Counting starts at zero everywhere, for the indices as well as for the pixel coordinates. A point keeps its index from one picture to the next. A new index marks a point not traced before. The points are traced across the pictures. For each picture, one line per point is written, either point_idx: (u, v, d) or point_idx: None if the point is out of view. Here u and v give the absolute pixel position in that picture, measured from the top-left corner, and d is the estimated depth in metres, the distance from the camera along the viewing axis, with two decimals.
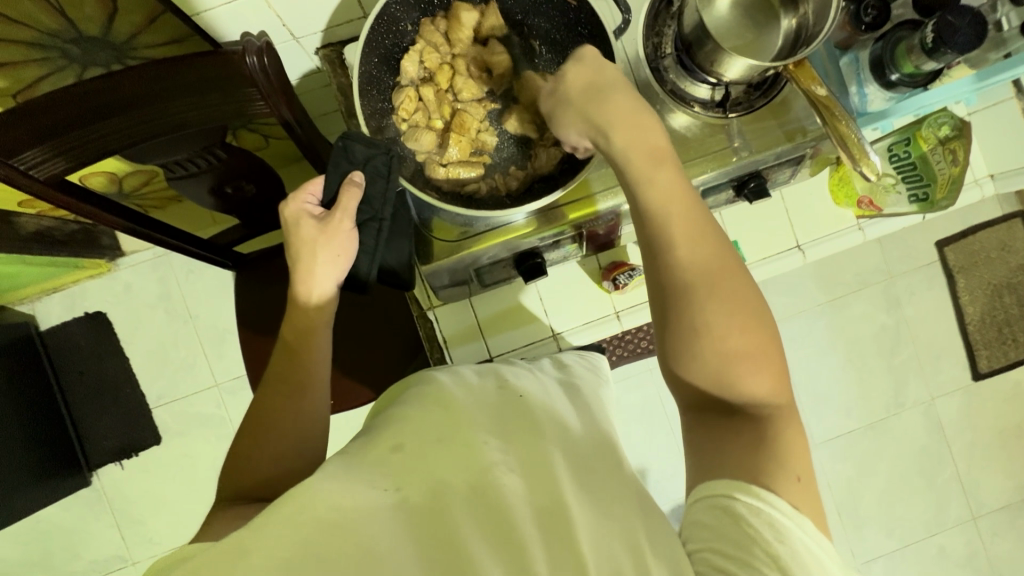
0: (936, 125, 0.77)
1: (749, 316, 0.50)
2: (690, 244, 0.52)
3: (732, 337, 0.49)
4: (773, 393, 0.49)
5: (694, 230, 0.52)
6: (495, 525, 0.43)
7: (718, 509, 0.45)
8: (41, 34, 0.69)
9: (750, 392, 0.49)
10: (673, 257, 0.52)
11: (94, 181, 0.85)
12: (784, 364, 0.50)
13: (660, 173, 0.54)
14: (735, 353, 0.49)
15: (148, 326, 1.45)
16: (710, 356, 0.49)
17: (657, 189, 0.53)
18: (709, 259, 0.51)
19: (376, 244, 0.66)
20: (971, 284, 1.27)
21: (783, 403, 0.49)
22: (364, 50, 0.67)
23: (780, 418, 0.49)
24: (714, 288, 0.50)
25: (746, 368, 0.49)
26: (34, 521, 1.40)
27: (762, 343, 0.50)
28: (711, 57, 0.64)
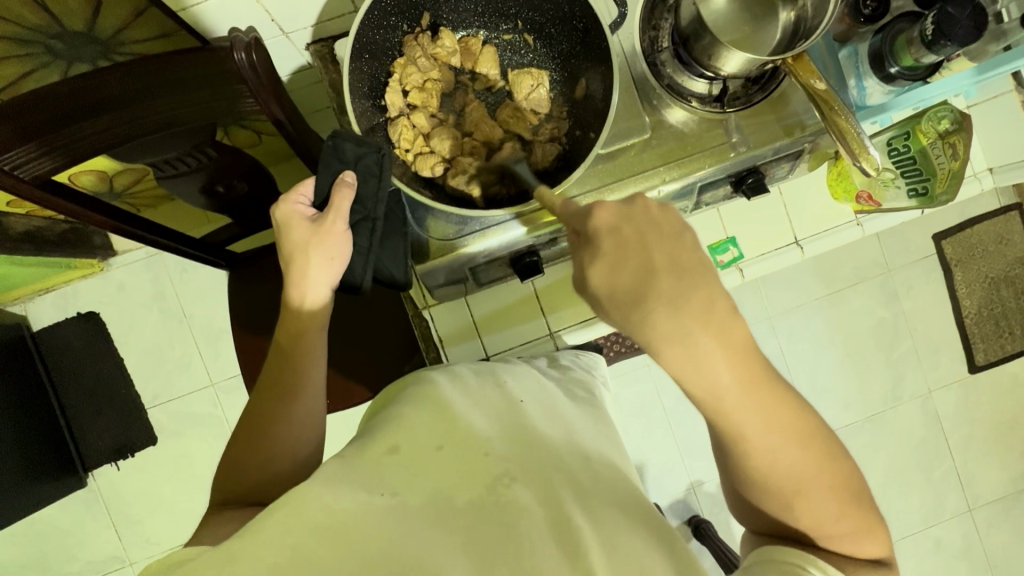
0: (935, 120, 0.74)
1: (812, 469, 0.46)
2: (749, 406, 0.44)
3: (801, 489, 0.46)
4: (846, 524, 0.47)
5: (754, 392, 0.44)
6: (501, 536, 0.42)
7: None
8: (24, 30, 0.69)
9: (829, 527, 0.46)
10: (737, 432, 0.45)
11: (83, 181, 0.84)
12: (855, 491, 0.47)
13: (703, 341, 0.43)
14: (803, 503, 0.46)
15: (142, 325, 1.43)
16: (777, 503, 0.47)
17: (705, 374, 0.43)
18: (770, 432, 0.45)
19: (369, 245, 0.64)
20: (968, 277, 1.27)
21: (857, 527, 0.47)
22: (354, 58, 0.65)
23: (854, 540, 0.47)
24: (777, 457, 0.45)
25: (811, 505, 0.46)
26: (30, 523, 1.40)
27: (828, 481, 0.46)
28: (708, 51, 0.63)
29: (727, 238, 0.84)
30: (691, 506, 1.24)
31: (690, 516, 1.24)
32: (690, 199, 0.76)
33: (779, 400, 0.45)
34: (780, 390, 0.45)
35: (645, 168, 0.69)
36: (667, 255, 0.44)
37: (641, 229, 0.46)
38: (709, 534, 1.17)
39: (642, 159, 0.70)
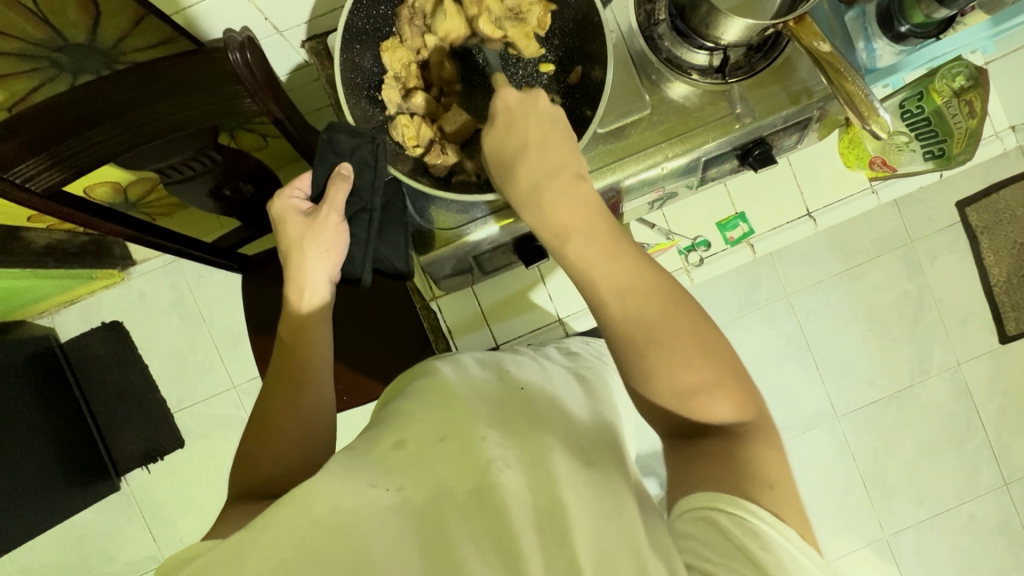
0: (950, 77, 0.70)
1: (658, 317, 0.49)
2: (595, 257, 0.53)
3: (652, 336, 0.49)
4: (702, 373, 0.48)
5: (592, 238, 0.54)
6: (494, 523, 0.41)
7: (703, 520, 0.42)
8: (29, 44, 0.70)
9: (681, 376, 0.48)
10: (583, 272, 0.53)
11: (99, 192, 0.90)
12: (709, 344, 0.49)
13: (552, 207, 0.56)
14: (662, 347, 0.49)
15: (164, 332, 1.47)
16: (632, 352, 0.50)
17: (549, 211, 0.56)
18: (611, 272, 0.52)
19: (366, 236, 0.65)
20: (995, 244, 1.22)
21: (713, 380, 0.48)
22: (342, 52, 0.65)
23: (713, 394, 0.48)
24: (622, 297, 0.51)
25: (647, 330, 0.49)
26: (70, 527, 1.45)
27: (679, 327, 0.49)
28: (706, 20, 0.62)
29: (736, 214, 0.82)
30: None
31: None
32: (695, 175, 0.74)
33: (606, 232, 0.54)
34: (620, 237, 0.54)
35: (648, 145, 0.68)
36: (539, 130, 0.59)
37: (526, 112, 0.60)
38: None
39: (646, 137, 0.68)
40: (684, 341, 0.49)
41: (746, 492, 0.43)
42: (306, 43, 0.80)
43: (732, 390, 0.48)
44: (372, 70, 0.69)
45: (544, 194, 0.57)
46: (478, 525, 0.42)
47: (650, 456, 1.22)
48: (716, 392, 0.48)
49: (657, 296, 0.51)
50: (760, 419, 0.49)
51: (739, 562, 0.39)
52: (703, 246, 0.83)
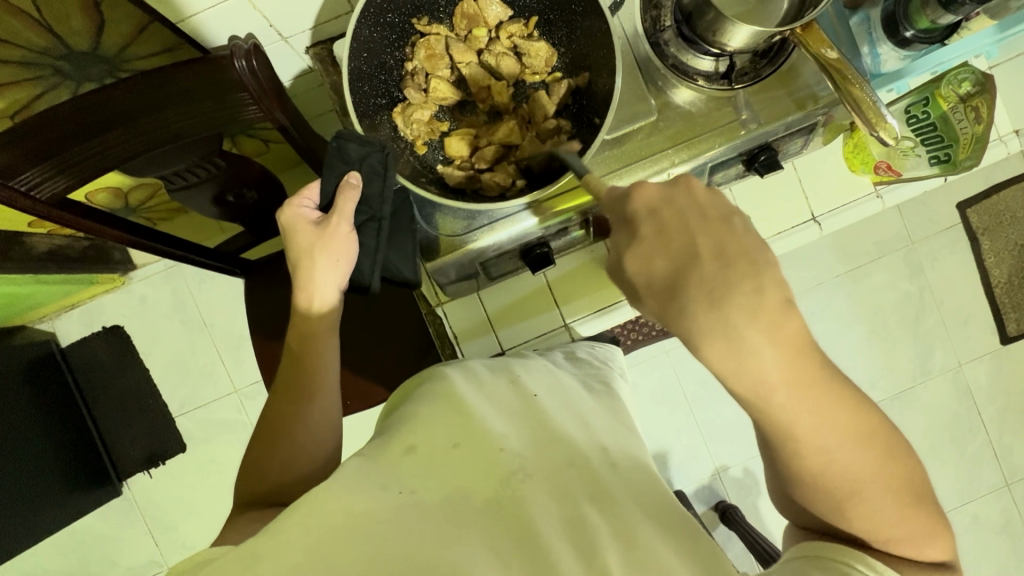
0: (955, 83, 0.71)
1: (871, 472, 0.45)
2: (800, 403, 0.43)
3: (858, 487, 0.45)
4: (912, 527, 0.45)
5: (809, 390, 0.43)
6: (514, 535, 0.41)
7: (834, 572, 0.42)
8: (30, 52, 0.69)
9: (887, 529, 0.45)
10: (789, 425, 0.44)
11: (100, 198, 0.87)
12: (917, 493, 0.46)
13: (752, 336, 0.41)
14: (865, 497, 0.45)
15: (165, 337, 1.46)
16: (832, 501, 0.45)
17: (750, 362, 0.42)
18: (838, 433, 0.44)
19: (376, 244, 0.65)
20: (996, 246, 1.22)
21: (926, 530, 0.45)
22: (352, 59, 0.65)
23: (915, 546, 0.45)
24: (833, 456, 0.44)
25: (822, 451, 0.44)
26: (72, 533, 1.44)
27: (890, 479, 0.45)
28: (712, 27, 0.61)
29: None
30: (718, 492, 1.23)
31: (716, 502, 1.22)
32: (700, 180, 0.74)
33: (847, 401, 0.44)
34: (830, 380, 0.44)
35: (654, 151, 0.68)
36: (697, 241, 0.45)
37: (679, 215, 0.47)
38: (737, 518, 1.16)
39: (650, 143, 0.68)
40: (891, 488, 0.45)
41: (902, 570, 0.44)
42: (310, 51, 0.82)
43: (937, 537, 0.46)
44: (379, 79, 0.70)
45: (730, 312, 0.42)
46: (498, 534, 0.42)
47: (653, 458, 1.22)
48: (904, 529, 0.45)
49: (863, 433, 0.45)
50: (954, 550, 0.47)
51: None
52: None
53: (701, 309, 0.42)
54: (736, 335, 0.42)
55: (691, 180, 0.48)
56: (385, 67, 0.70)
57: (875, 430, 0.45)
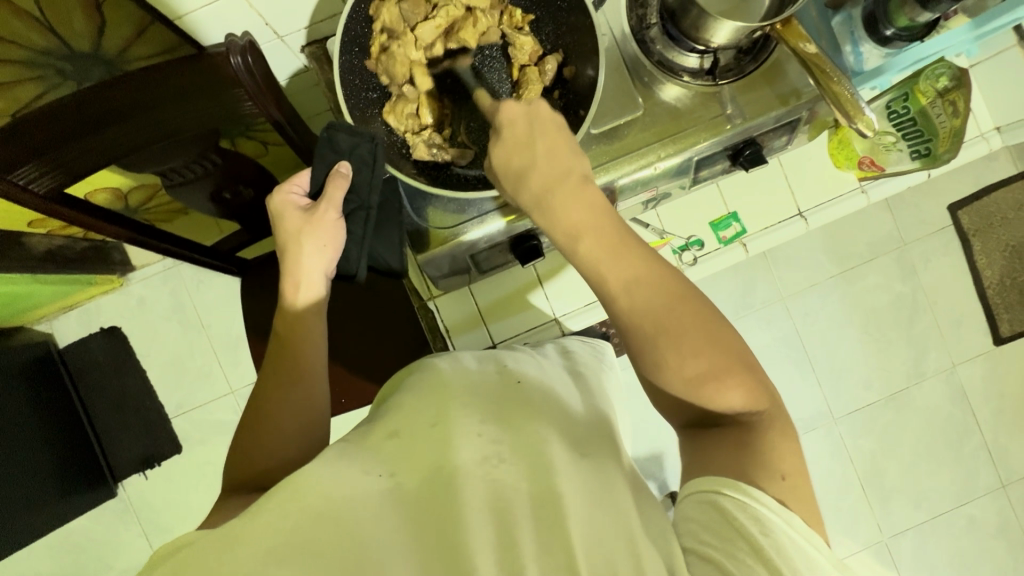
0: (933, 78, 0.72)
1: (666, 304, 0.50)
2: (596, 249, 0.53)
3: (659, 328, 0.49)
4: (709, 363, 0.48)
5: (609, 247, 0.53)
6: (489, 511, 0.42)
7: (707, 504, 0.44)
8: (29, 52, 0.67)
9: (684, 366, 0.48)
10: (595, 270, 0.53)
11: (99, 199, 0.86)
12: (718, 335, 0.49)
13: (558, 199, 0.56)
14: (669, 338, 0.49)
15: (163, 338, 1.47)
16: (641, 343, 0.50)
17: (562, 212, 0.56)
18: (622, 268, 0.52)
19: (364, 233, 0.66)
20: (987, 246, 1.24)
21: (722, 369, 0.48)
22: (343, 53, 0.66)
23: (721, 385, 0.48)
24: (631, 289, 0.51)
25: (622, 292, 0.51)
26: (66, 534, 1.44)
27: (688, 316, 0.49)
28: (696, 23, 0.63)
29: (729, 214, 0.84)
30: None
31: None
32: (687, 175, 0.76)
33: (613, 237, 0.54)
34: (624, 235, 0.54)
35: (640, 146, 0.69)
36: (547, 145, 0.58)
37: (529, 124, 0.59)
38: None
39: (638, 137, 0.70)
40: (675, 325, 0.49)
41: (749, 479, 0.44)
42: (305, 48, 0.82)
43: (742, 377, 0.48)
44: (370, 74, 0.71)
45: (548, 179, 0.57)
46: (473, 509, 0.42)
47: (648, 458, 1.22)
48: (705, 366, 0.48)
49: (639, 266, 0.52)
50: (770, 404, 0.49)
51: (732, 542, 0.40)
52: (696, 246, 0.84)
53: (523, 174, 0.58)
54: (557, 195, 0.56)
55: (543, 103, 0.60)
56: None
57: (665, 274, 0.52)
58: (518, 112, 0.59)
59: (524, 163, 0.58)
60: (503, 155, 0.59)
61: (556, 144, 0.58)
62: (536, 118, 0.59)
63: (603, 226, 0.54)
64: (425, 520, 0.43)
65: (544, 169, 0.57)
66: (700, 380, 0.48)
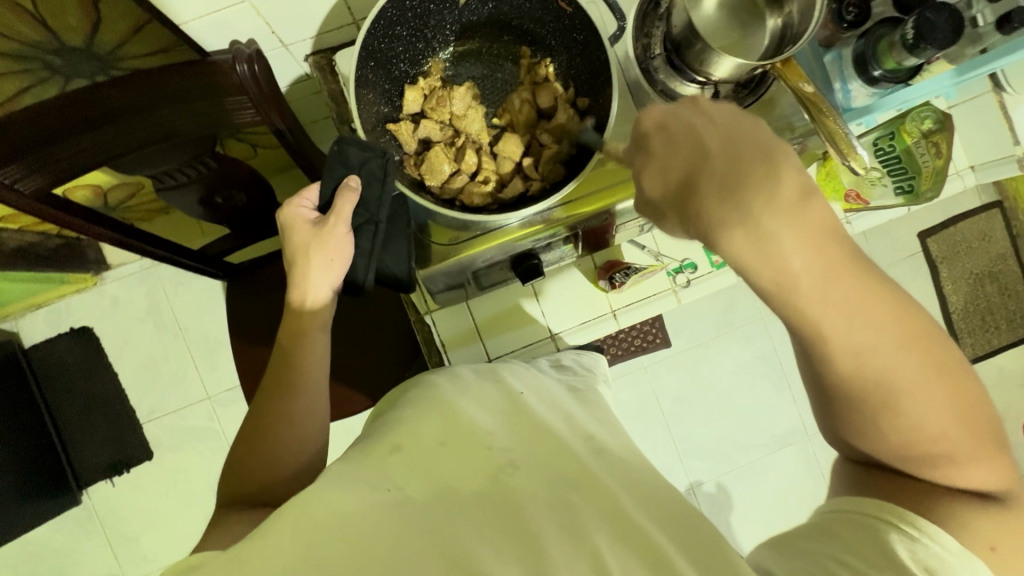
0: (920, 120, 0.78)
1: (916, 368, 0.44)
2: (826, 293, 0.42)
3: (887, 388, 0.44)
4: (950, 434, 0.45)
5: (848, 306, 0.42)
6: (507, 522, 0.43)
7: (862, 526, 0.45)
8: (24, 45, 0.69)
9: (930, 442, 0.45)
10: (809, 324, 0.43)
11: (79, 195, 0.83)
12: (969, 402, 0.45)
13: (784, 231, 0.41)
14: (903, 395, 0.44)
15: (137, 339, 1.42)
16: (873, 409, 0.45)
17: (780, 258, 0.41)
18: (884, 324, 0.43)
19: (371, 247, 0.66)
20: (954, 274, 1.30)
21: (969, 450, 0.45)
22: (360, 59, 0.65)
23: (961, 463, 0.45)
24: (866, 357, 0.43)
25: (851, 343, 0.43)
26: (24, 544, 1.37)
27: (927, 376, 0.44)
28: (699, 57, 0.65)
29: None
30: (693, 507, 1.24)
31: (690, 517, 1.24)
32: None
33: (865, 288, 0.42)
34: (874, 284, 0.43)
35: None
36: (750, 162, 0.42)
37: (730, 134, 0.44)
38: None
39: None
40: (921, 371, 0.44)
41: (931, 516, 0.44)
42: (309, 56, 0.81)
43: (978, 455, 0.46)
44: (381, 89, 0.70)
45: (742, 200, 0.41)
46: (491, 517, 0.44)
47: None
48: (937, 416, 0.45)
49: (854, 283, 0.42)
50: (1010, 475, 0.47)
51: (895, 575, 0.41)
52: (689, 269, 0.83)
53: (713, 194, 0.42)
54: (768, 221, 0.41)
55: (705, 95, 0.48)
56: (392, 84, 0.72)
57: (904, 311, 0.44)
58: (665, 112, 0.47)
59: (687, 171, 0.44)
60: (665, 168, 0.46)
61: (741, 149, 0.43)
62: (701, 115, 0.45)
63: (848, 265, 0.42)
64: (444, 528, 0.43)
65: (750, 194, 0.41)
66: (916, 425, 0.45)
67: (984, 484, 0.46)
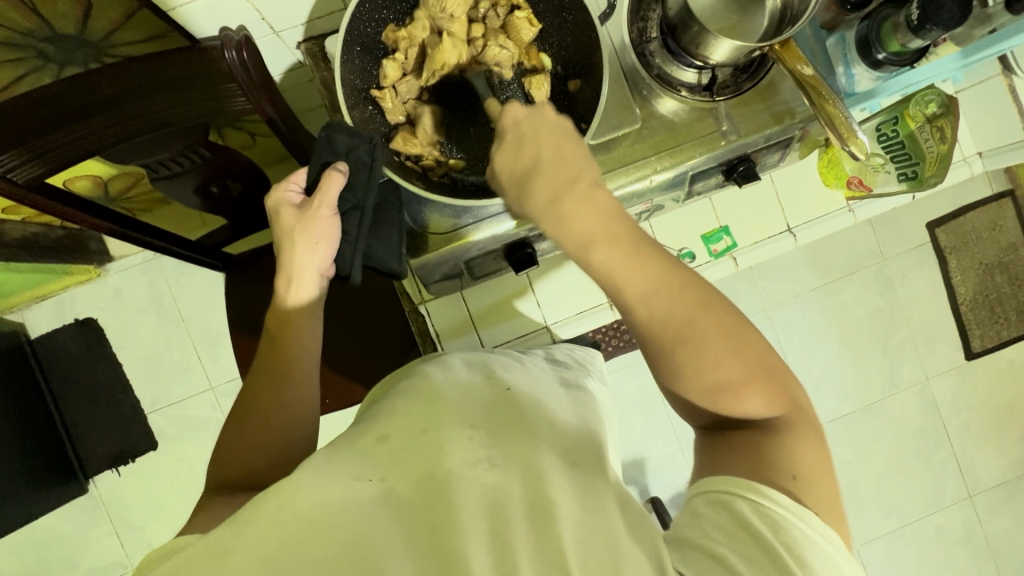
0: (923, 103, 0.75)
1: (687, 314, 0.49)
2: (628, 267, 0.51)
3: (680, 338, 0.49)
4: (733, 371, 0.48)
5: (614, 242, 0.52)
6: (481, 517, 0.42)
7: (718, 503, 0.44)
8: (15, 33, 0.69)
9: (711, 371, 0.48)
10: (608, 275, 0.51)
11: (79, 185, 0.86)
12: (737, 339, 0.48)
13: (568, 206, 0.53)
14: (682, 337, 0.48)
15: (140, 331, 1.43)
16: (659, 347, 0.49)
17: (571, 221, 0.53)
18: (642, 276, 0.50)
19: (358, 233, 0.64)
20: (962, 264, 1.28)
21: (748, 379, 0.48)
22: (346, 41, 0.65)
23: (747, 393, 0.47)
24: (647, 299, 0.50)
25: (634, 290, 0.50)
26: (32, 531, 1.39)
27: (706, 322, 0.49)
28: (697, 40, 0.64)
29: (721, 227, 0.84)
30: None
31: None
32: (682, 188, 0.77)
33: (610, 211, 0.53)
34: (640, 242, 0.52)
35: (637, 158, 0.70)
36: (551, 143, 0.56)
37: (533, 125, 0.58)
38: None
39: (635, 150, 0.70)
40: (677, 306, 0.49)
41: (766, 478, 0.44)
42: (302, 43, 0.79)
43: (763, 384, 0.48)
44: (371, 73, 0.69)
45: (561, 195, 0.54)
46: (470, 507, 0.42)
47: (631, 464, 1.23)
48: (717, 353, 0.48)
49: (618, 245, 0.51)
50: (794, 412, 0.48)
51: (749, 547, 0.40)
52: (688, 258, 0.84)
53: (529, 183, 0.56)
54: (563, 200, 0.53)
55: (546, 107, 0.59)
56: None
57: (665, 271, 0.51)
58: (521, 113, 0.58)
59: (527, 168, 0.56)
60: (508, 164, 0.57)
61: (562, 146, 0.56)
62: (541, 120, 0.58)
63: (611, 231, 0.52)
64: (417, 524, 0.42)
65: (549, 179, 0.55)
66: (696, 365, 0.48)
67: (766, 412, 0.47)
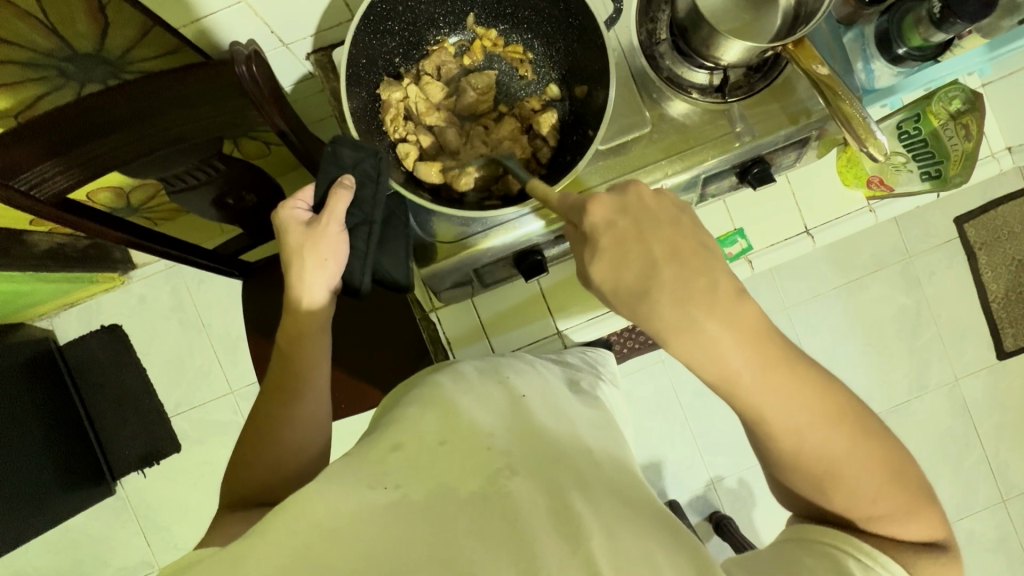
0: (946, 100, 0.72)
1: (837, 435, 0.47)
2: (764, 384, 0.47)
3: (825, 458, 0.48)
4: (884, 496, 0.48)
5: (766, 361, 0.47)
6: (505, 528, 0.42)
7: (823, 553, 0.46)
8: (37, 53, 0.70)
9: (868, 507, 0.48)
10: (757, 408, 0.48)
11: (101, 198, 0.86)
12: (892, 459, 0.49)
13: (709, 326, 0.47)
14: (840, 472, 0.47)
15: (163, 336, 1.47)
16: (811, 483, 0.49)
17: (714, 352, 0.47)
18: (797, 407, 0.47)
19: (366, 249, 0.65)
20: (993, 260, 1.23)
21: (901, 506, 0.48)
22: (352, 49, 0.65)
23: (894, 519, 0.48)
24: (800, 434, 0.47)
25: (781, 420, 0.47)
26: (64, 531, 1.44)
27: (857, 445, 0.48)
28: (707, 41, 0.62)
29: (735, 230, 0.82)
30: (712, 503, 1.22)
31: (710, 513, 1.22)
32: (695, 191, 0.75)
33: (755, 330, 0.47)
34: (788, 361, 0.48)
35: (648, 162, 0.68)
36: (672, 243, 0.49)
37: (637, 221, 0.50)
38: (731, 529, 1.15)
39: (645, 154, 0.69)
40: (820, 424, 0.47)
41: (885, 551, 0.47)
42: (311, 55, 0.81)
43: (912, 510, 0.49)
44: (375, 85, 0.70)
45: (687, 302, 0.47)
46: (488, 510, 0.43)
47: (648, 467, 1.22)
48: (865, 486, 0.48)
49: (766, 364, 0.47)
50: (930, 515, 0.50)
51: None
52: None
53: (646, 294, 0.48)
54: (704, 318, 0.47)
55: (641, 189, 0.52)
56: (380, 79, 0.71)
57: (826, 389, 0.48)
58: (616, 211, 0.51)
59: (638, 283, 0.49)
60: (622, 280, 0.49)
61: (681, 251, 0.49)
62: (653, 216, 0.50)
63: (767, 352, 0.47)
64: (440, 526, 0.42)
65: (670, 287, 0.48)
66: (849, 490, 0.48)
67: (908, 530, 0.49)
